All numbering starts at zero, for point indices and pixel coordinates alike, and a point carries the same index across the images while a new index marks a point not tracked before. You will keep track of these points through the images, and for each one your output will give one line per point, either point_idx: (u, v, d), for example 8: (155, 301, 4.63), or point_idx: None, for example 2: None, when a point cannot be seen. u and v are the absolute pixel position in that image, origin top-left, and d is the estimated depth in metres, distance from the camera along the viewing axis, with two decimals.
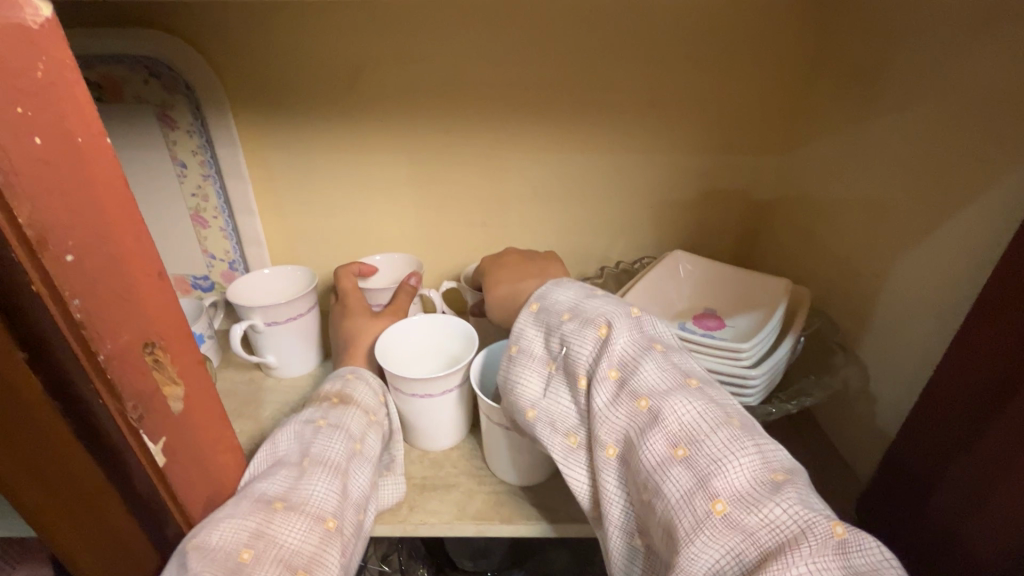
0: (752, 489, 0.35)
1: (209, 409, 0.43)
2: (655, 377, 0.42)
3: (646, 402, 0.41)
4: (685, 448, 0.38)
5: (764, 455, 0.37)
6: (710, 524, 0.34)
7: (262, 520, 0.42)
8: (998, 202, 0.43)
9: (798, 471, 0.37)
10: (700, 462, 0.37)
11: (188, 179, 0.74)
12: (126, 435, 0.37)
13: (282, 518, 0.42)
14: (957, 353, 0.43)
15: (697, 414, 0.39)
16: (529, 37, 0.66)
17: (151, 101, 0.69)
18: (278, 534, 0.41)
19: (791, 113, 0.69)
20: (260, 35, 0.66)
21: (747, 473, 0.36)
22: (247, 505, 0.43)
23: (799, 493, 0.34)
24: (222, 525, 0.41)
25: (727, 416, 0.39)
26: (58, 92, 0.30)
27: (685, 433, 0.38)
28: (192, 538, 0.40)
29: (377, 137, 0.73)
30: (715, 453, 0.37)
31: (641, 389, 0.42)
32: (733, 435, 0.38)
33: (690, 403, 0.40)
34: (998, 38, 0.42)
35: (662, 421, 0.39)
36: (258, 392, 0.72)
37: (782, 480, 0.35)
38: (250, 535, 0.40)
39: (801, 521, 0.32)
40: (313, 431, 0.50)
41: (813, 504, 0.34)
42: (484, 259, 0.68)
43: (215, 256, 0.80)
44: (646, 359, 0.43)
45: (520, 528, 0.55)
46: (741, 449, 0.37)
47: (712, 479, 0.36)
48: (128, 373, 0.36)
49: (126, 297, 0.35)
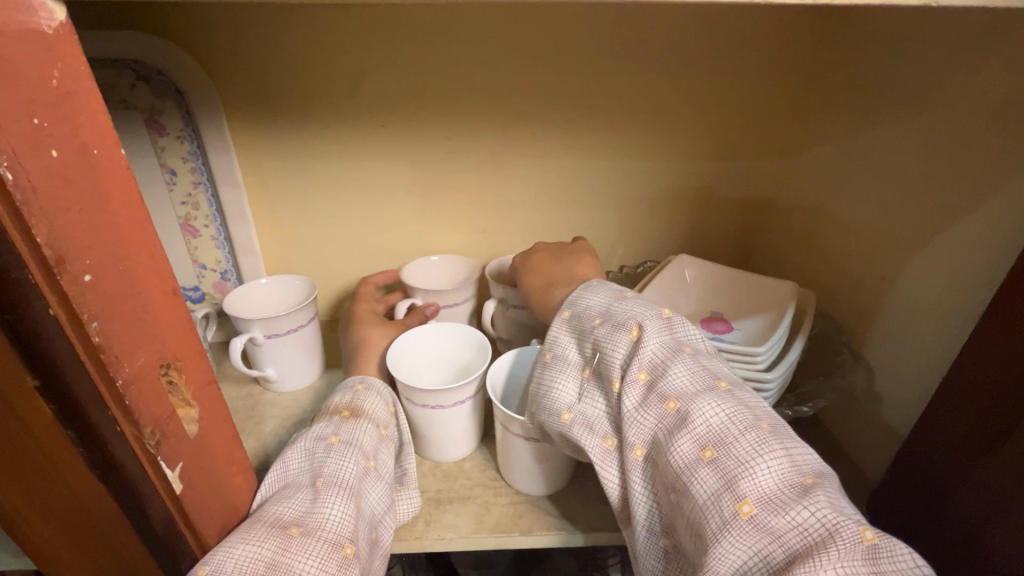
0: (781, 492, 0.34)
1: (223, 430, 0.41)
2: (685, 380, 0.41)
3: (674, 404, 0.41)
4: (714, 449, 0.37)
5: (793, 457, 0.36)
6: (737, 525, 0.34)
7: (278, 548, 0.40)
8: (1007, 207, 0.44)
9: (827, 474, 0.36)
10: (729, 464, 0.36)
11: (179, 186, 0.71)
12: (143, 462, 0.35)
13: (299, 544, 0.40)
14: (972, 354, 0.44)
15: (727, 417, 0.38)
16: (535, 42, 0.65)
17: (139, 106, 0.65)
18: (294, 563, 0.39)
19: (788, 119, 0.71)
20: (255, 39, 0.63)
21: (775, 475, 0.35)
22: (262, 529, 0.41)
23: (829, 498, 0.34)
24: (236, 551, 0.39)
25: (757, 419, 0.39)
26: (74, 102, 0.28)
27: (714, 435, 0.38)
28: (205, 562, 0.38)
29: (378, 143, 0.71)
30: (744, 455, 0.36)
31: (670, 392, 0.41)
32: (762, 437, 0.37)
33: (720, 406, 0.39)
34: (1005, 49, 0.44)
35: (690, 423, 0.39)
36: (257, 406, 0.70)
37: (811, 483, 0.35)
38: (266, 566, 0.39)
39: (829, 524, 0.32)
40: (325, 449, 0.49)
41: (843, 508, 0.33)
42: (516, 259, 0.68)
43: (206, 266, 0.77)
44: (676, 362, 0.43)
45: (540, 539, 0.54)
46: (769, 452, 0.36)
47: (739, 481, 0.35)
48: (145, 398, 0.34)
49: (143, 317, 0.33)
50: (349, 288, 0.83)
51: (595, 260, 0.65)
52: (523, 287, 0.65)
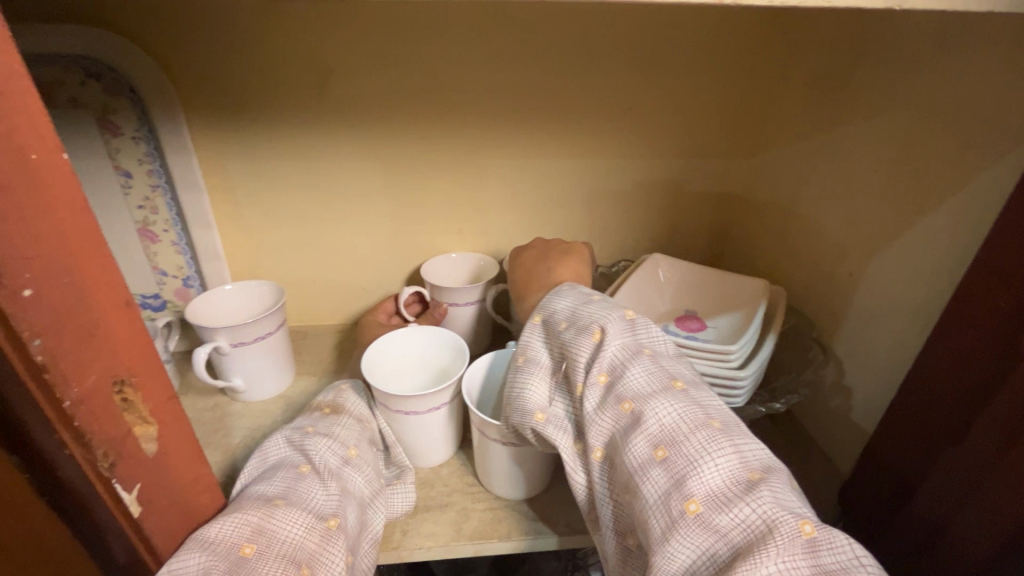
0: (728, 489, 0.34)
1: (186, 448, 0.39)
2: (641, 381, 0.41)
3: (629, 405, 0.40)
4: (665, 449, 0.37)
5: (741, 454, 0.36)
6: (684, 524, 0.33)
7: (263, 515, 0.42)
8: (967, 204, 0.45)
9: (776, 468, 0.36)
10: (678, 463, 0.35)
11: (135, 190, 0.67)
12: (97, 486, 0.33)
13: (283, 513, 0.43)
14: (938, 348, 0.46)
15: (679, 416, 0.38)
16: (506, 40, 0.64)
17: (89, 105, 0.62)
18: (279, 530, 0.41)
19: (756, 119, 0.72)
20: (213, 36, 0.61)
21: (723, 472, 0.35)
22: (246, 503, 0.43)
23: (774, 493, 0.33)
24: (223, 519, 0.40)
25: (708, 418, 0.38)
26: (8, 103, 0.25)
27: (665, 434, 0.37)
28: (193, 531, 0.40)
29: (347, 144, 0.69)
30: (693, 453, 0.36)
31: (626, 393, 0.41)
32: (712, 435, 0.36)
33: (673, 405, 0.39)
34: (962, 51, 0.45)
35: (643, 423, 0.38)
36: (225, 418, 0.67)
37: (758, 479, 0.34)
38: (252, 530, 0.40)
39: (769, 520, 0.31)
40: (302, 436, 0.51)
41: (788, 503, 0.33)
42: (511, 254, 0.69)
43: (167, 272, 0.74)
44: (635, 363, 0.42)
45: (518, 543, 0.54)
46: (717, 450, 0.36)
47: (687, 479, 0.35)
48: (97, 417, 0.32)
49: (93, 332, 0.31)
50: (320, 294, 0.81)
51: (581, 260, 0.64)
52: (510, 284, 0.66)
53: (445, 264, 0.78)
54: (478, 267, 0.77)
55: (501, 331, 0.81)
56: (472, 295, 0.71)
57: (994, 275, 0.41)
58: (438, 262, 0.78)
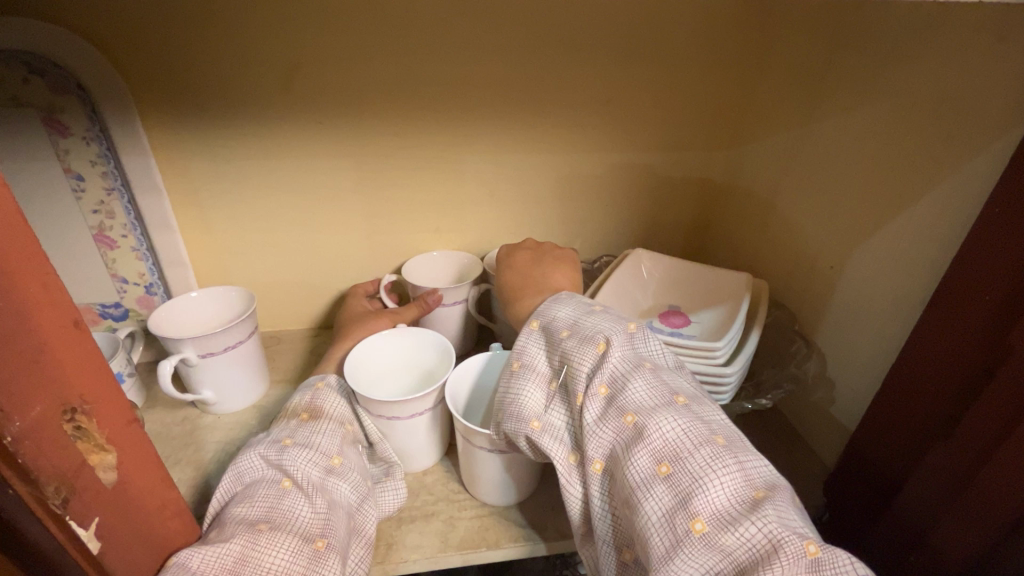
0: (733, 508, 0.33)
1: (147, 472, 0.36)
2: (643, 394, 0.40)
3: (632, 418, 0.39)
4: (669, 465, 0.36)
5: (746, 471, 0.35)
6: (688, 543, 0.32)
7: (247, 543, 0.41)
8: (945, 199, 0.45)
9: (780, 485, 0.35)
10: (682, 480, 0.35)
11: (88, 193, 0.63)
12: (49, 526, 0.29)
13: (268, 539, 0.41)
14: (923, 342, 0.46)
15: (683, 431, 0.37)
16: (481, 32, 0.62)
17: (33, 104, 0.57)
18: (263, 559, 0.40)
19: (735, 112, 0.71)
20: (168, 27, 0.57)
21: (727, 490, 0.34)
22: (228, 530, 0.42)
23: (779, 511, 0.32)
24: (204, 549, 0.39)
25: (712, 433, 0.37)
26: None
27: (669, 449, 0.36)
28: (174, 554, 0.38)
29: (316, 141, 0.66)
30: (698, 470, 0.35)
31: (629, 406, 0.40)
32: (716, 452, 0.36)
33: (676, 420, 0.38)
34: (937, 44, 0.45)
35: (646, 437, 0.37)
36: (195, 432, 0.64)
37: (762, 497, 0.33)
38: (235, 562, 0.39)
39: (776, 539, 0.30)
40: (280, 450, 0.49)
41: (793, 523, 0.32)
42: (498, 253, 0.67)
43: (127, 280, 0.70)
44: (636, 376, 0.41)
45: (507, 551, 0.52)
46: (723, 467, 0.35)
47: (692, 497, 0.34)
48: (45, 451, 0.28)
49: (37, 358, 0.28)
50: (295, 298, 0.78)
51: (572, 261, 0.63)
52: (498, 283, 0.64)
53: (427, 262, 0.76)
54: (461, 266, 0.76)
55: (485, 330, 0.80)
56: (456, 295, 0.69)
57: (976, 268, 0.41)
58: (418, 260, 0.75)
